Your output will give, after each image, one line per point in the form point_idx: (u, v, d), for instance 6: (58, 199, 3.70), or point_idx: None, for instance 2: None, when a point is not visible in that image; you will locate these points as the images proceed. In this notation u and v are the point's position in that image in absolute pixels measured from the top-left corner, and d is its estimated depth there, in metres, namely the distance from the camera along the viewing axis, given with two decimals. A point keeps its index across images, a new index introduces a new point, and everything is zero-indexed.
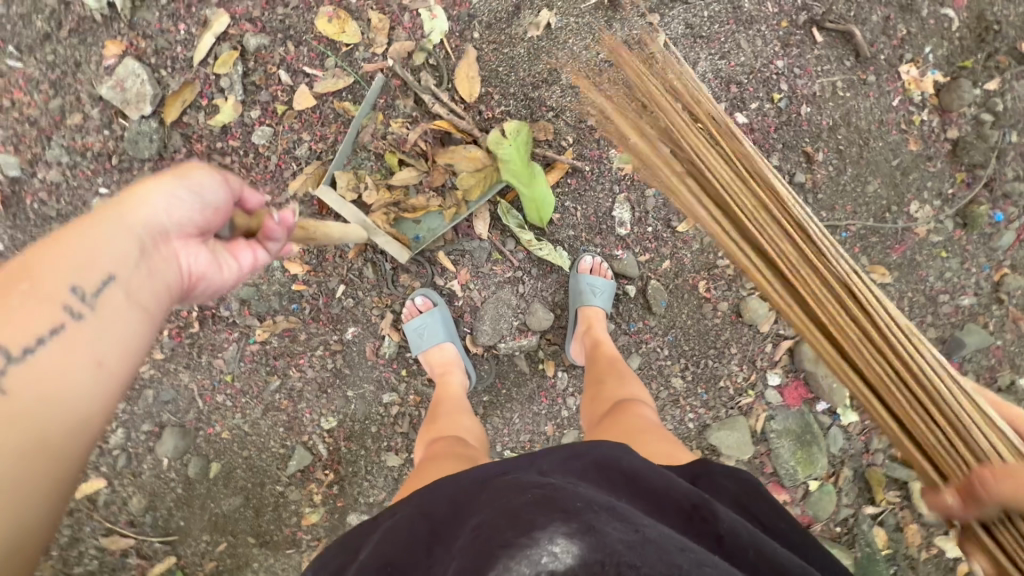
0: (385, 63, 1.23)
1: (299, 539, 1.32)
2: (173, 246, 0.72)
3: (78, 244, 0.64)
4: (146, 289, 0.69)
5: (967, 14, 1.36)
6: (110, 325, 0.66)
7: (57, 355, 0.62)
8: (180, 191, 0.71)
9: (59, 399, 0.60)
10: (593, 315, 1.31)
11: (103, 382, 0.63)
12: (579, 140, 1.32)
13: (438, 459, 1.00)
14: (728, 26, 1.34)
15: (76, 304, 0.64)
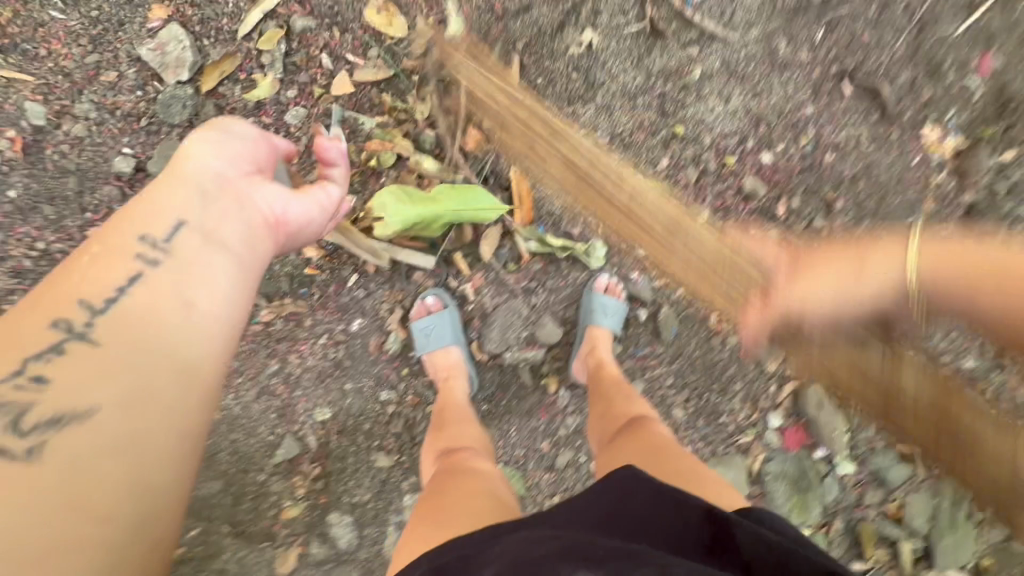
0: (427, 61, 1.24)
1: (275, 533, 1.27)
2: (235, 194, 0.87)
3: (151, 209, 0.82)
4: (220, 231, 0.84)
5: (992, 84, 1.38)
6: (186, 263, 0.80)
7: (140, 299, 0.76)
8: (215, 146, 0.87)
9: (152, 341, 0.74)
10: (598, 334, 1.30)
11: (187, 318, 0.76)
12: (608, 160, 1.33)
13: (455, 475, 0.98)
14: (763, 68, 1.37)
15: (151, 255, 0.79)
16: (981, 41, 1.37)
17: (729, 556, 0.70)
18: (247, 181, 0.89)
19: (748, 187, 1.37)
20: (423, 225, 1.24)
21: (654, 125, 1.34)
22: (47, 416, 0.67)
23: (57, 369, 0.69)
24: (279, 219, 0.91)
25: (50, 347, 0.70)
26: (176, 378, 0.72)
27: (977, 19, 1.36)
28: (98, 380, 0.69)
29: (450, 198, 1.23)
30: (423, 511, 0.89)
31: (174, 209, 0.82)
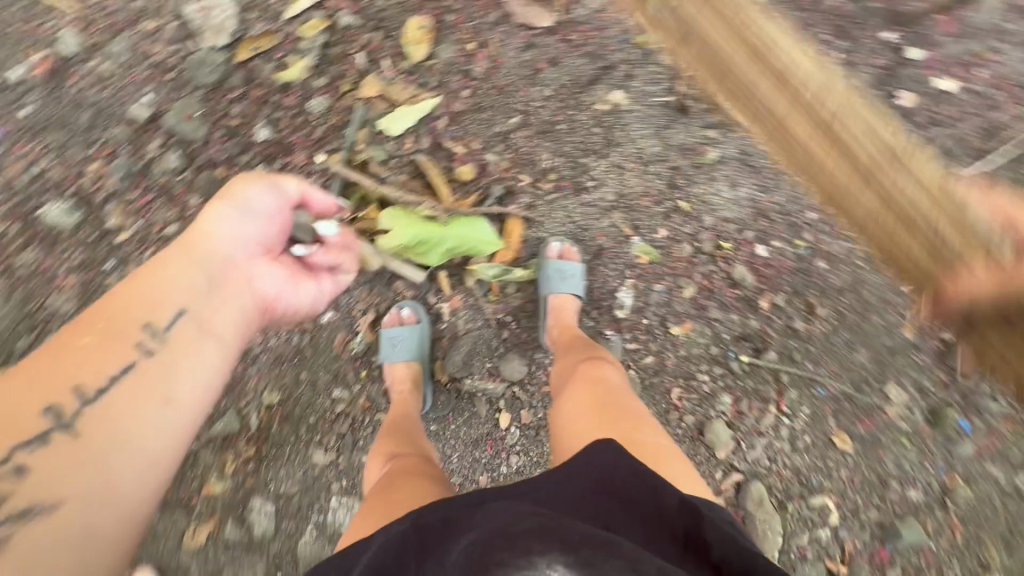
0: (457, 83, 1.27)
1: (193, 504, 1.25)
2: (243, 276, 0.88)
3: (154, 289, 0.82)
4: (211, 320, 0.85)
5: None
6: (178, 354, 0.81)
7: (132, 386, 0.77)
8: (238, 219, 0.87)
9: (133, 430, 0.73)
10: (562, 304, 1.30)
11: (171, 408, 0.77)
12: (608, 217, 1.36)
13: (403, 475, 1.00)
14: (777, 165, 1.40)
15: (150, 342, 0.80)
16: None
17: (698, 552, 0.74)
18: (258, 262, 0.90)
19: (737, 275, 1.41)
20: (421, 249, 1.27)
21: (661, 195, 1.37)
22: (36, 495, 0.67)
23: (45, 455, 0.70)
24: (273, 303, 0.93)
25: (43, 430, 0.71)
26: (159, 461, 0.73)
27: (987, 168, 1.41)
28: (92, 462, 0.70)
29: (448, 224, 1.27)
30: (374, 508, 0.92)
31: (175, 293, 0.83)
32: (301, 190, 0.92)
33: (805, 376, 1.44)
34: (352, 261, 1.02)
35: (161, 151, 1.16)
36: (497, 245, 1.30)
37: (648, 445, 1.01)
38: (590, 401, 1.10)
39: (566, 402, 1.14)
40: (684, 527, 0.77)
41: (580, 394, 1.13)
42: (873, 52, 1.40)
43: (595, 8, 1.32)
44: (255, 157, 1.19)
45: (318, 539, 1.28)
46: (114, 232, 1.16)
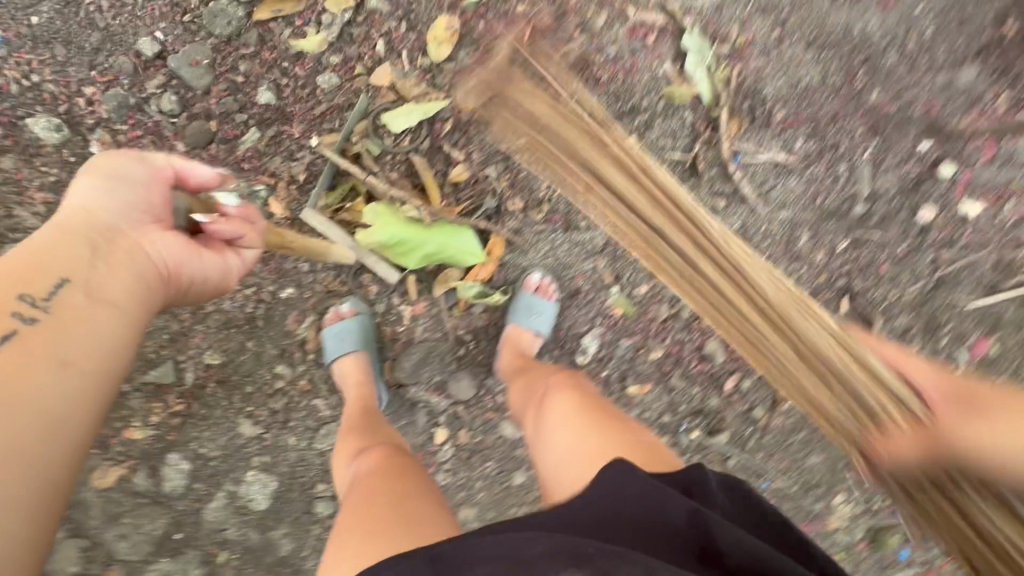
0: (470, 92, 1.24)
1: (111, 445, 1.23)
2: (134, 242, 0.83)
3: (32, 261, 0.76)
4: (103, 285, 0.79)
5: (977, 368, 1.37)
6: (73, 322, 0.75)
7: (20, 350, 0.70)
8: (111, 189, 0.84)
9: (19, 392, 0.67)
10: (521, 334, 1.28)
11: (68, 368, 0.71)
12: (593, 260, 1.33)
13: (375, 477, 0.91)
14: (776, 249, 1.36)
15: (30, 310, 0.73)
16: (984, 324, 1.37)
17: (709, 556, 0.69)
18: (147, 229, 0.85)
19: (709, 349, 1.37)
20: (400, 250, 1.23)
21: None
22: None
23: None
24: (176, 268, 0.87)
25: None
26: (56, 419, 0.68)
27: (992, 303, 1.36)
28: None
29: (431, 228, 1.24)
30: (358, 521, 0.81)
31: (59, 262, 0.77)
32: (178, 162, 0.90)
33: (752, 465, 1.41)
34: (257, 234, 0.98)
35: (159, 91, 1.15)
36: (479, 257, 1.27)
37: (639, 446, 0.89)
38: (573, 408, 0.98)
39: (551, 425, 0.98)
40: (696, 536, 0.70)
41: (564, 408, 0.99)
42: (902, 158, 1.34)
43: (629, 47, 1.28)
44: (250, 117, 1.18)
45: (227, 507, 1.28)
46: (96, 159, 1.15)
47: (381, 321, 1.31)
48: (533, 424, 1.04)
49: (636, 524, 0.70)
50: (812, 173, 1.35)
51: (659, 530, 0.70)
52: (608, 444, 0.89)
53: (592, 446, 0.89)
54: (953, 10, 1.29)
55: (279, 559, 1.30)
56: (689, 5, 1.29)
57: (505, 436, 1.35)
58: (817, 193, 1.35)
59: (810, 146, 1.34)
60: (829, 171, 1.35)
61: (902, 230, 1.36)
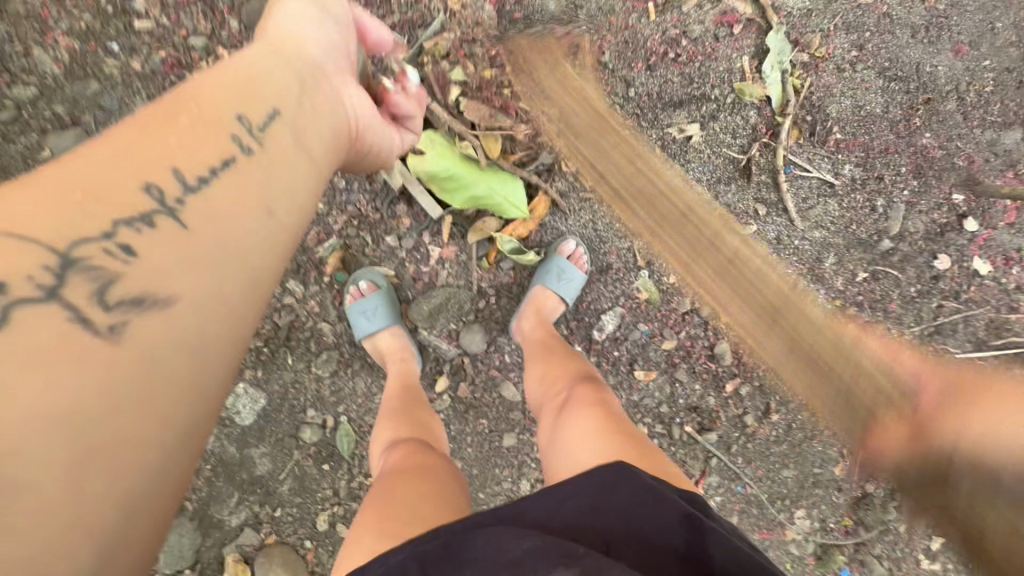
0: (545, 38, 1.20)
1: None
2: (336, 86, 0.82)
3: (245, 83, 0.68)
4: (310, 130, 0.73)
5: (951, 415, 1.44)
6: (277, 165, 0.66)
7: (235, 184, 0.61)
8: (314, 26, 0.82)
9: (242, 231, 0.59)
10: (545, 297, 1.26)
11: (277, 221, 0.63)
12: (629, 240, 1.32)
13: (403, 472, 0.90)
14: (803, 267, 1.37)
15: (245, 136, 0.64)
16: (968, 375, 1.42)
17: (700, 560, 0.66)
18: (345, 77, 0.85)
19: (719, 349, 1.39)
20: (447, 185, 1.20)
21: (686, 244, 1.33)
22: (131, 292, 0.51)
23: (144, 245, 0.53)
24: (363, 128, 0.88)
25: (136, 214, 0.53)
26: (255, 280, 0.59)
27: (980, 357, 1.41)
28: (189, 275, 0.54)
29: (483, 171, 1.21)
30: (367, 522, 0.79)
31: (270, 88, 0.70)
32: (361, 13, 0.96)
33: (732, 468, 1.46)
34: (420, 120, 1.07)
35: None
36: (523, 212, 1.24)
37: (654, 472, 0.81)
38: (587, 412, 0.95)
39: (565, 432, 0.93)
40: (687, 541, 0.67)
41: (580, 414, 0.94)
42: (936, 205, 1.36)
43: (713, 31, 1.25)
44: None
45: None
46: (135, 15, 1.06)
47: (406, 258, 1.27)
48: (548, 430, 0.99)
49: (631, 526, 0.69)
50: (853, 200, 1.35)
51: (655, 538, 0.67)
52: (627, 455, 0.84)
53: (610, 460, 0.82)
54: (1017, 70, 1.30)
55: (252, 478, 1.27)
56: (779, 3, 1.26)
57: (504, 397, 1.34)
58: (854, 221, 1.36)
59: (858, 172, 1.34)
60: (868, 201, 1.35)
61: (919, 272, 1.38)
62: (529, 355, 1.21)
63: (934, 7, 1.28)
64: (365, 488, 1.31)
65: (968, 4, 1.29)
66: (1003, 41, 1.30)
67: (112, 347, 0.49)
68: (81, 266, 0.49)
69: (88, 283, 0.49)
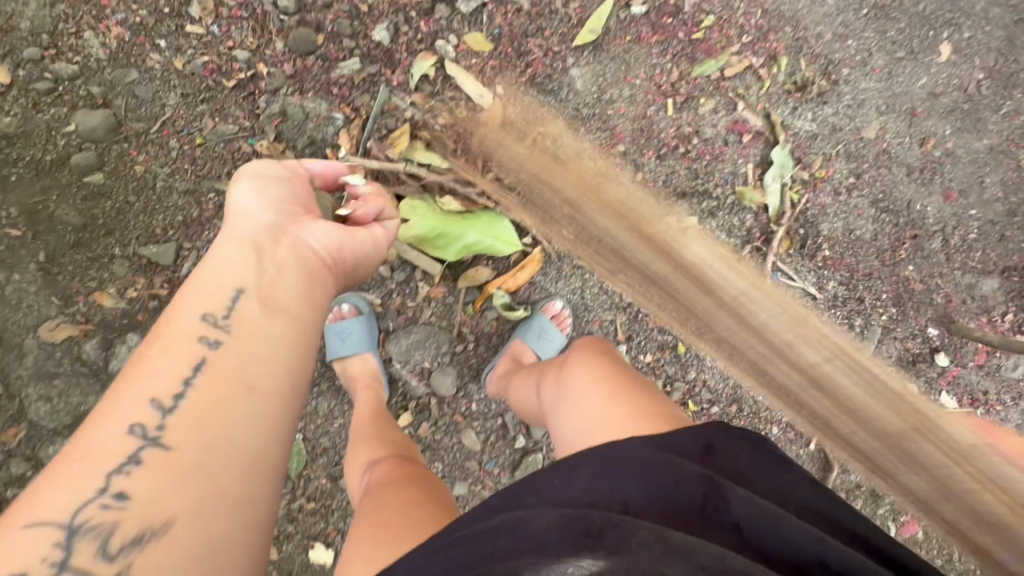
0: (567, 112, 1.26)
1: (74, 301, 1.12)
2: (295, 232, 0.85)
3: (206, 284, 0.78)
4: (280, 291, 0.80)
5: (899, 544, 1.44)
6: (247, 342, 0.75)
7: (208, 386, 0.70)
8: (254, 195, 0.84)
9: (213, 432, 0.67)
10: (523, 351, 1.29)
11: (257, 400, 0.70)
12: (614, 313, 1.35)
13: (385, 490, 0.91)
14: (775, 370, 1.40)
15: (214, 333, 0.74)
16: (919, 507, 1.43)
17: (720, 518, 0.66)
18: (302, 219, 0.86)
19: None
20: (439, 243, 1.25)
21: (669, 327, 1.36)
22: (130, 533, 0.60)
23: (134, 485, 0.62)
24: (340, 251, 0.89)
25: (124, 458, 0.63)
26: (236, 458, 0.66)
27: (932, 490, 1.43)
28: (174, 491, 0.63)
29: (470, 220, 1.25)
30: (364, 532, 0.81)
31: (231, 274, 0.79)
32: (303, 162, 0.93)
33: None
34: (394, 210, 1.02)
35: None
36: (514, 246, 1.27)
37: (668, 419, 0.87)
38: (595, 375, 0.97)
39: (573, 390, 0.96)
40: (704, 492, 0.68)
41: (583, 377, 0.97)
42: (911, 334, 1.40)
43: (724, 135, 1.33)
44: (357, 47, 1.17)
45: None
46: (189, 19, 1.12)
47: (394, 289, 1.28)
48: (557, 386, 1.01)
49: (649, 492, 0.68)
50: (833, 316, 1.39)
51: (672, 496, 0.68)
52: (636, 407, 0.88)
53: (623, 418, 0.86)
54: (999, 224, 1.36)
55: None
56: (790, 122, 1.34)
57: (464, 444, 1.33)
58: (831, 335, 1.40)
59: (840, 290, 1.38)
60: (847, 319, 1.39)
61: (885, 396, 1.42)
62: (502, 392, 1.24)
63: (930, 152, 1.35)
64: (304, 512, 1.28)
65: (962, 156, 1.36)
66: (989, 195, 1.36)
67: (129, 570, 0.59)
68: (80, 532, 0.59)
69: (92, 542, 0.59)
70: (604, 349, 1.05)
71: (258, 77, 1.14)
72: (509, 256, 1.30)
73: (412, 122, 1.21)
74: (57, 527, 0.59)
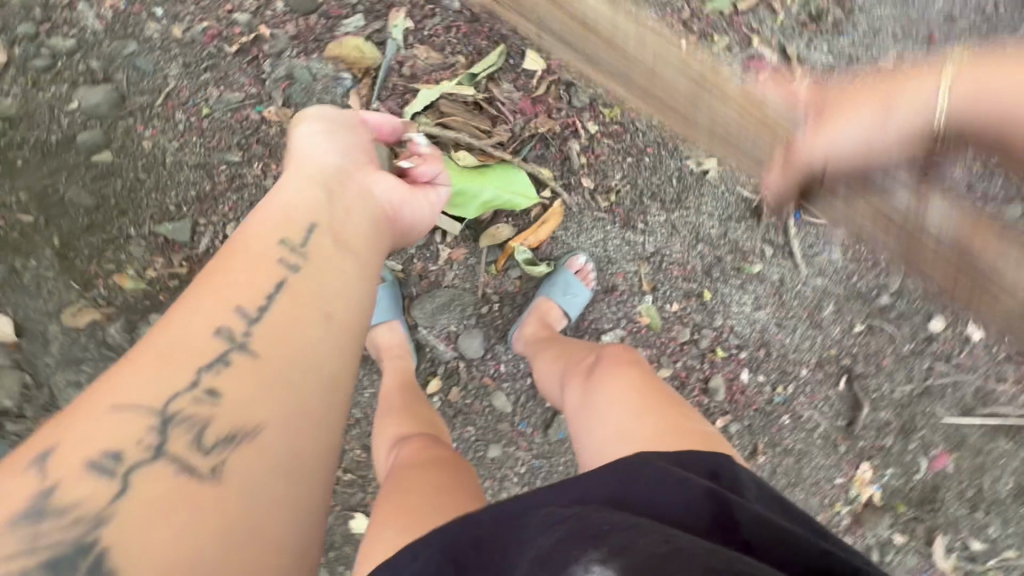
0: (578, 60, 1.23)
1: (93, 284, 1.10)
2: (361, 183, 0.87)
3: (284, 215, 0.79)
4: (346, 228, 0.82)
5: (933, 477, 1.43)
6: (321, 272, 0.75)
7: (287, 305, 0.71)
8: (322, 139, 0.88)
9: (296, 347, 0.68)
10: (550, 308, 1.27)
11: (331, 328, 0.71)
12: (637, 265, 1.33)
13: (420, 469, 0.88)
14: (801, 312, 1.39)
15: (289, 256, 0.75)
16: (951, 439, 1.42)
17: (729, 535, 0.63)
18: (369, 169, 0.89)
19: (712, 384, 1.39)
20: (458, 201, 1.21)
21: (693, 275, 1.35)
22: (220, 432, 0.61)
23: (223, 385, 0.63)
24: (397, 207, 0.91)
25: (212, 359, 0.64)
26: (315, 377, 0.67)
27: (964, 423, 1.41)
28: (257, 394, 0.64)
29: (489, 176, 1.22)
30: (391, 515, 0.78)
31: (307, 206, 0.80)
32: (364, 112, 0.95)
33: None
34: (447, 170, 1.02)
35: None
36: (533, 200, 1.24)
37: (695, 433, 0.84)
38: (625, 387, 0.93)
39: (600, 395, 0.95)
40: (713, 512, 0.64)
41: (610, 387, 0.95)
42: (936, 267, 1.36)
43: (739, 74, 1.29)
44: (359, 4, 1.14)
45: None
46: None
47: (414, 254, 1.27)
48: (580, 393, 1.00)
49: (655, 507, 0.65)
50: (857, 253, 1.37)
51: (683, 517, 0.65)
52: (670, 417, 0.86)
53: (649, 427, 0.84)
54: None
55: None
56: (805, 55, 1.30)
57: (494, 407, 1.32)
58: (855, 273, 1.38)
59: (864, 227, 1.36)
60: (871, 255, 1.37)
61: (912, 330, 1.40)
62: (532, 356, 1.22)
63: None
64: (341, 484, 1.29)
65: None
66: None
67: (223, 464, 0.59)
68: (175, 421, 0.60)
69: (185, 433, 0.60)
70: (635, 357, 1.04)
71: (262, 42, 1.11)
72: (528, 212, 1.28)
73: (419, 79, 1.18)
74: (148, 415, 0.59)
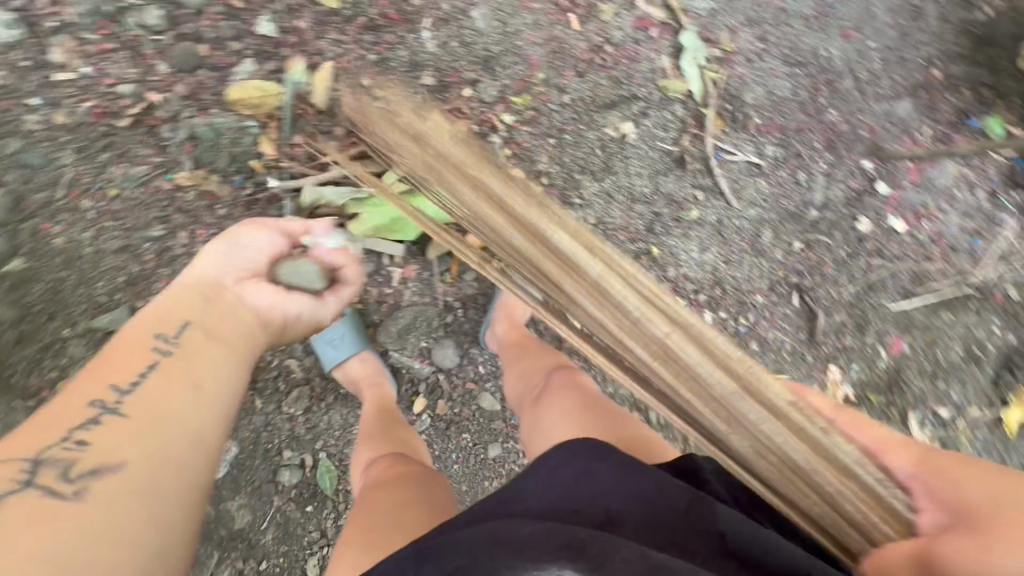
0: (480, 57, 1.25)
1: (40, 398, 1.04)
2: (239, 292, 0.86)
3: (160, 311, 0.79)
4: (219, 324, 0.81)
5: (893, 363, 1.48)
6: (194, 357, 0.75)
7: (161, 381, 0.70)
8: (217, 253, 0.87)
9: (167, 417, 0.67)
10: (515, 304, 1.26)
11: (203, 400, 0.71)
12: None
13: (374, 492, 0.90)
14: (745, 245, 1.44)
15: (165, 345, 0.75)
16: (901, 324, 1.48)
17: (705, 535, 0.67)
18: (252, 279, 0.89)
19: None
20: (395, 227, 1.18)
21: (637, 235, 1.38)
22: (84, 472, 0.61)
23: (93, 438, 0.63)
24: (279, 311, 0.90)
25: (85, 422, 0.65)
26: (184, 439, 0.66)
27: (909, 306, 1.48)
28: (126, 450, 0.63)
29: None
30: (352, 541, 0.81)
31: (184, 306, 0.80)
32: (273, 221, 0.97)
33: None
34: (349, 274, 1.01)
35: (142, 3, 1.07)
36: None
37: (632, 438, 0.89)
38: (571, 398, 1.00)
39: (550, 411, 0.98)
40: (688, 517, 0.68)
41: (564, 396, 1.00)
42: (851, 173, 1.46)
43: (633, 36, 1.35)
44: (246, 49, 1.12)
45: None
46: (54, 66, 1.04)
47: (367, 282, 1.26)
48: (527, 422, 1.03)
49: (628, 501, 0.69)
50: (780, 177, 1.44)
51: (655, 509, 0.69)
52: (614, 418, 0.93)
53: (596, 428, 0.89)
54: (897, 48, 1.44)
55: (232, 535, 1.22)
56: (687, 5, 1.38)
57: (483, 408, 1.34)
58: (783, 196, 1.44)
59: (781, 151, 1.43)
60: (792, 176, 1.44)
61: (844, 236, 1.47)
62: (504, 359, 1.22)
63: None
64: None
65: None
66: (880, 24, 1.44)
67: (88, 491, 0.59)
68: (41, 467, 0.60)
69: (53, 471, 0.60)
70: (578, 374, 1.10)
71: (156, 108, 1.07)
72: None
73: None
74: (21, 463, 0.60)
